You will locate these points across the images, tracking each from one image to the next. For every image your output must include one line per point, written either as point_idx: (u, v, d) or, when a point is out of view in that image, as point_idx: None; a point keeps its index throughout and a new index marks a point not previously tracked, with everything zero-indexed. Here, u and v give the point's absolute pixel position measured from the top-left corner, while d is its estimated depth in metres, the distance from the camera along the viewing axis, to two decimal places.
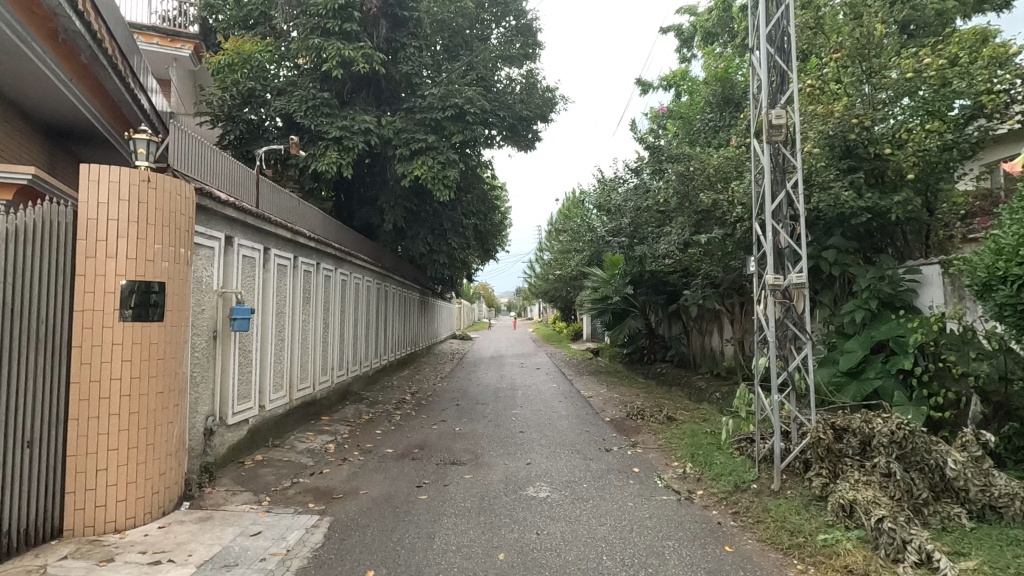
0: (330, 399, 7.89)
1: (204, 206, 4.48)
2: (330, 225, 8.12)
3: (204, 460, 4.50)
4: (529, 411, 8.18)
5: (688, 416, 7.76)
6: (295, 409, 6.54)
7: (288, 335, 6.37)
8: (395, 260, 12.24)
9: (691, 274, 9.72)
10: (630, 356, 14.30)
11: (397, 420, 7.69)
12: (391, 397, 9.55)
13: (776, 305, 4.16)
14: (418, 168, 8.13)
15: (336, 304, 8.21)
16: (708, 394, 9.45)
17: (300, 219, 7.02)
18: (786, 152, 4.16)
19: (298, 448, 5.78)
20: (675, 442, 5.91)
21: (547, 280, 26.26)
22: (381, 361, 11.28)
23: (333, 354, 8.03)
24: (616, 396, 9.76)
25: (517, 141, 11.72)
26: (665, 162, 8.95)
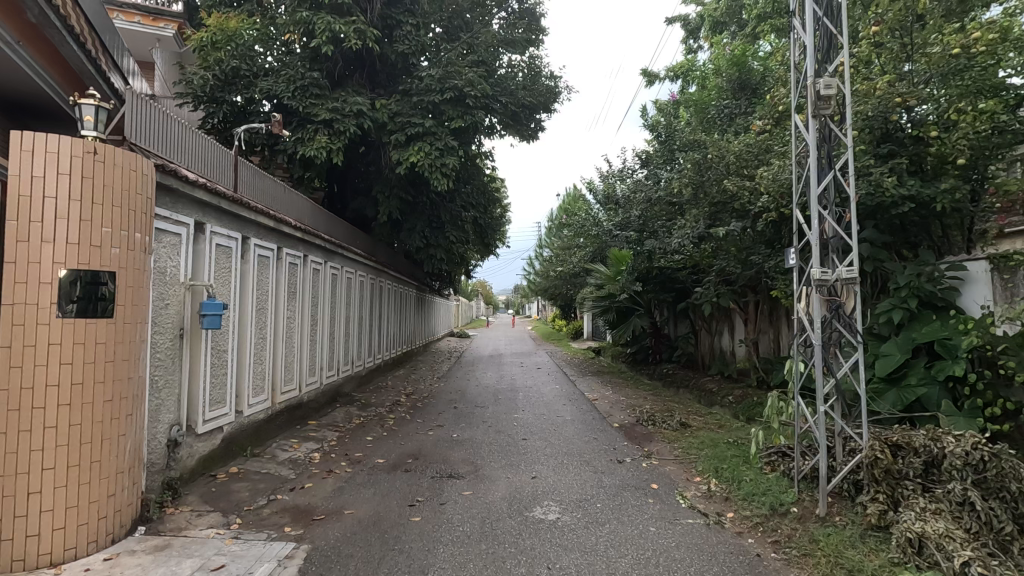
0: (318, 402, 7.34)
1: (167, 185, 3.92)
2: (319, 215, 7.57)
3: (167, 476, 3.95)
4: (531, 416, 7.65)
5: (702, 423, 7.23)
6: (277, 413, 5.98)
7: (271, 333, 5.82)
8: (390, 254, 11.70)
9: (703, 271, 9.21)
10: (633, 356, 13.79)
11: (390, 425, 7.16)
12: (385, 399, 9.01)
13: (822, 302, 3.61)
14: (414, 155, 7.60)
15: (325, 300, 7.66)
16: (719, 397, 8.93)
17: (285, 207, 6.47)
18: (834, 128, 3.63)
19: (279, 457, 5.24)
20: (694, 453, 5.37)
21: (546, 278, 25.72)
22: (375, 360, 10.73)
23: (321, 354, 7.47)
24: (622, 399, 9.23)
25: (518, 130, 11.18)
26: (677, 151, 8.42)
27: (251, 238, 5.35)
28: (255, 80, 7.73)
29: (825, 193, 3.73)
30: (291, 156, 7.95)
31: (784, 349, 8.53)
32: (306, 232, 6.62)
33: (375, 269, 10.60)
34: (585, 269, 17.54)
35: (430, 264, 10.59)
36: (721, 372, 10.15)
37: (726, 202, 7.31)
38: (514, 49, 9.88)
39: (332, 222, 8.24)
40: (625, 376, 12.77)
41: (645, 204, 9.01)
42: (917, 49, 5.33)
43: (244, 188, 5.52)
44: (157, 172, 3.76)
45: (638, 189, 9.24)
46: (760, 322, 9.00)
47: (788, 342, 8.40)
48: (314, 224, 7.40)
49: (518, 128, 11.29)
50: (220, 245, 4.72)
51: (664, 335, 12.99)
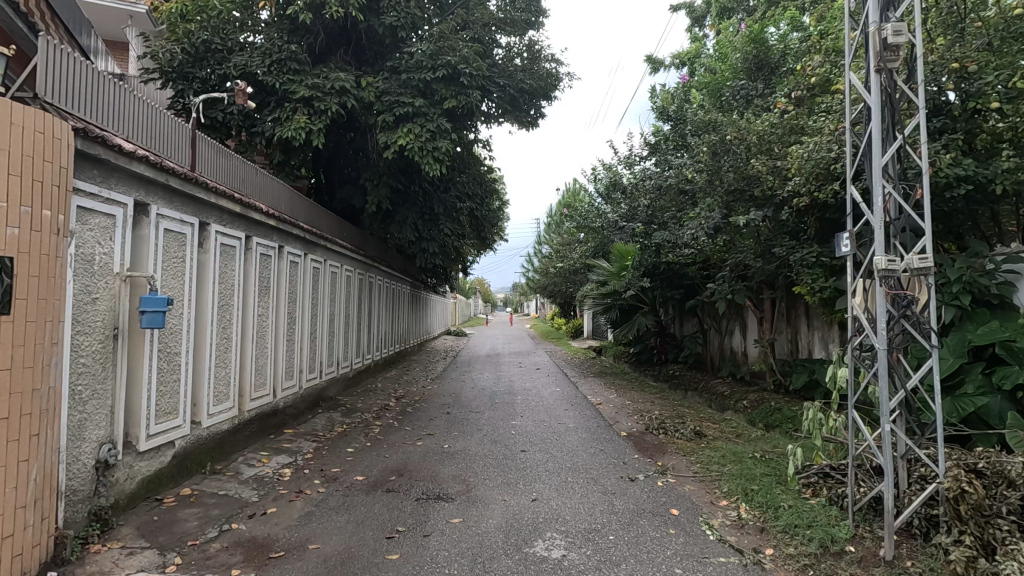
0: (296, 408, 6.68)
1: (94, 156, 3.26)
2: (298, 203, 6.90)
3: (94, 505, 3.30)
4: (531, 423, 7.00)
5: (719, 432, 6.58)
6: (245, 423, 5.33)
7: (238, 332, 5.17)
8: (382, 248, 11.06)
9: (716, 265, 8.58)
10: (638, 356, 13.23)
11: (375, 433, 6.51)
12: (372, 403, 8.36)
13: (887, 297, 2.96)
14: (403, 137, 6.98)
15: (305, 296, 7.00)
16: (732, 402, 8.33)
17: (256, 191, 5.81)
18: (902, 85, 2.97)
19: (243, 475, 4.59)
20: (717, 470, 4.72)
21: (546, 275, 25.06)
22: (365, 361, 10.08)
23: (300, 354, 6.82)
24: (629, 403, 8.61)
25: (518, 117, 10.60)
26: (689, 136, 7.78)
27: (212, 223, 4.69)
28: (228, 56, 7.08)
29: (889, 164, 3.08)
30: (270, 138, 7.29)
31: (802, 350, 7.92)
32: (281, 220, 5.96)
33: (365, 263, 9.95)
34: (587, 265, 16.88)
35: (423, 259, 9.93)
36: (732, 374, 9.62)
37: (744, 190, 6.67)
38: (512, 30, 9.23)
39: (312, 209, 7.57)
40: (629, 377, 12.15)
41: (654, 193, 8.34)
42: (968, 11, 4.71)
43: (205, 169, 4.85)
44: (77, 138, 3.09)
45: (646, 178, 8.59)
46: (776, 321, 8.41)
47: (807, 342, 7.79)
48: (292, 212, 6.74)
49: (517, 116, 10.63)
50: (170, 230, 4.06)
51: (670, 334, 12.37)
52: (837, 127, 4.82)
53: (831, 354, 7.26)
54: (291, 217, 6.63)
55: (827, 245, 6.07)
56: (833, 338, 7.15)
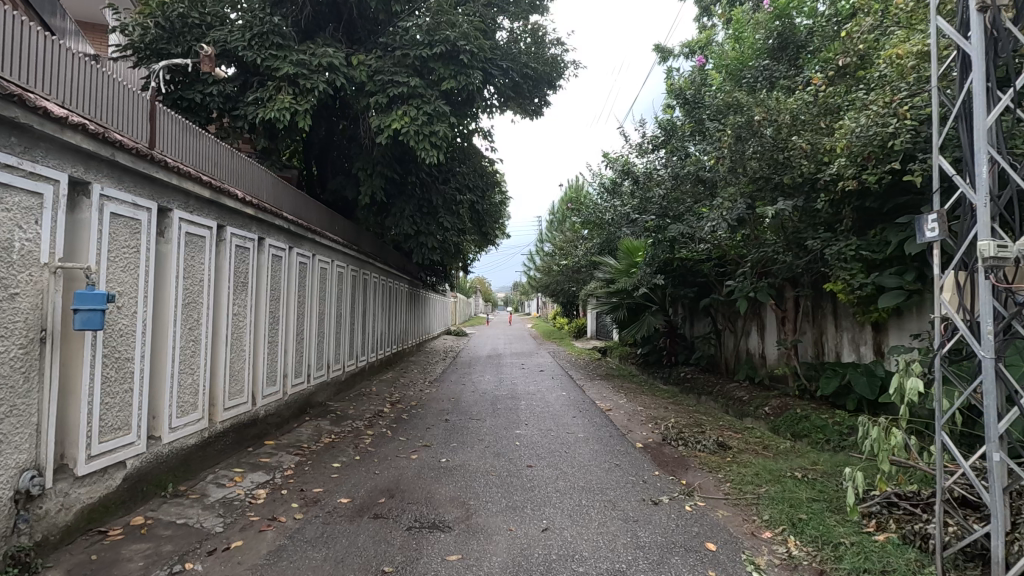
0: (279, 417, 6.09)
1: (11, 119, 2.66)
2: (282, 191, 6.31)
3: (13, 545, 2.71)
4: (536, 432, 6.42)
5: (744, 444, 5.98)
6: (217, 436, 4.74)
7: (208, 334, 4.57)
8: (377, 244, 10.48)
9: (735, 260, 8.01)
10: (647, 357, 12.65)
11: (366, 444, 5.93)
12: (365, 409, 7.78)
13: (993, 292, 2.37)
14: (397, 120, 6.44)
15: (291, 294, 6.42)
16: (752, 408, 7.76)
17: (233, 176, 5.22)
18: (1011, 27, 2.38)
19: (209, 497, 3.99)
20: (752, 493, 4.12)
21: (548, 274, 24.47)
22: (358, 363, 9.51)
23: (284, 357, 6.24)
24: (640, 409, 8.02)
25: (523, 106, 10.10)
26: (707, 120, 7.21)
27: (176, 209, 4.09)
28: (207, 31, 6.52)
29: (993, 126, 2.48)
30: (252, 122, 6.71)
31: (828, 353, 7.34)
32: (262, 209, 5.37)
33: (359, 259, 9.37)
34: (591, 263, 16.33)
35: (420, 255, 9.35)
36: (750, 378, 9.04)
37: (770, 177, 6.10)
38: (515, 10, 8.61)
39: (300, 200, 6.99)
40: (637, 380, 11.56)
41: (667, 184, 7.77)
42: None
43: (169, 147, 4.25)
44: None
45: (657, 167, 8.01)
46: (799, 321, 7.84)
47: (835, 344, 7.21)
48: (275, 202, 6.15)
49: (521, 104, 10.03)
50: (118, 215, 3.46)
51: (680, 334, 11.80)
52: (889, 100, 4.24)
53: (862, 357, 6.68)
54: (275, 207, 6.05)
55: (865, 236, 5.48)
56: (866, 339, 6.57)
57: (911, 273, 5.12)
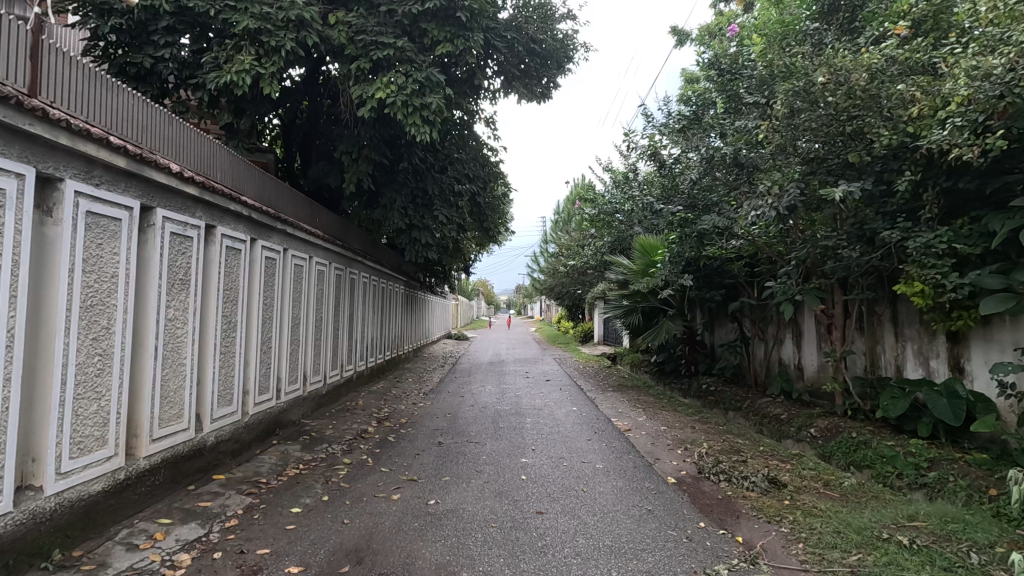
0: (237, 444, 5.06)
1: None
2: (244, 171, 5.28)
3: None
4: (546, 462, 5.36)
5: (799, 478, 4.94)
6: (140, 476, 3.70)
7: (125, 346, 3.52)
8: (368, 240, 9.46)
9: (774, 257, 6.96)
10: (663, 366, 11.61)
11: (341, 477, 4.89)
12: (347, 428, 6.76)
13: None
14: (382, 89, 5.50)
15: (253, 296, 5.39)
16: (794, 430, 6.71)
17: (174, 147, 4.19)
18: None
19: (106, 569, 2.96)
20: (841, 566, 3.07)
21: (553, 275, 23.38)
22: (344, 374, 8.47)
23: (243, 371, 5.18)
24: (665, 430, 6.97)
25: (530, 85, 9.12)
26: (745, 91, 6.18)
27: (72, 179, 3.07)
28: None
29: None
30: (212, 91, 5.73)
31: (885, 366, 6.29)
32: (212, 189, 4.35)
33: (345, 256, 8.35)
34: (602, 263, 15.25)
35: (413, 252, 8.33)
36: (785, 392, 8.00)
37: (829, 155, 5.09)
38: None
39: (271, 185, 5.97)
40: (654, 392, 10.51)
41: (696, 169, 6.74)
42: None
43: (67, 99, 3.21)
44: None
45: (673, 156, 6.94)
46: (848, 329, 6.81)
47: (894, 355, 6.16)
48: (235, 184, 5.13)
49: (526, 84, 9.04)
50: None
51: (700, 341, 10.76)
52: None
53: (933, 373, 5.63)
54: (234, 190, 5.03)
55: (951, 227, 4.47)
56: (938, 352, 5.52)
57: (1019, 272, 4.09)
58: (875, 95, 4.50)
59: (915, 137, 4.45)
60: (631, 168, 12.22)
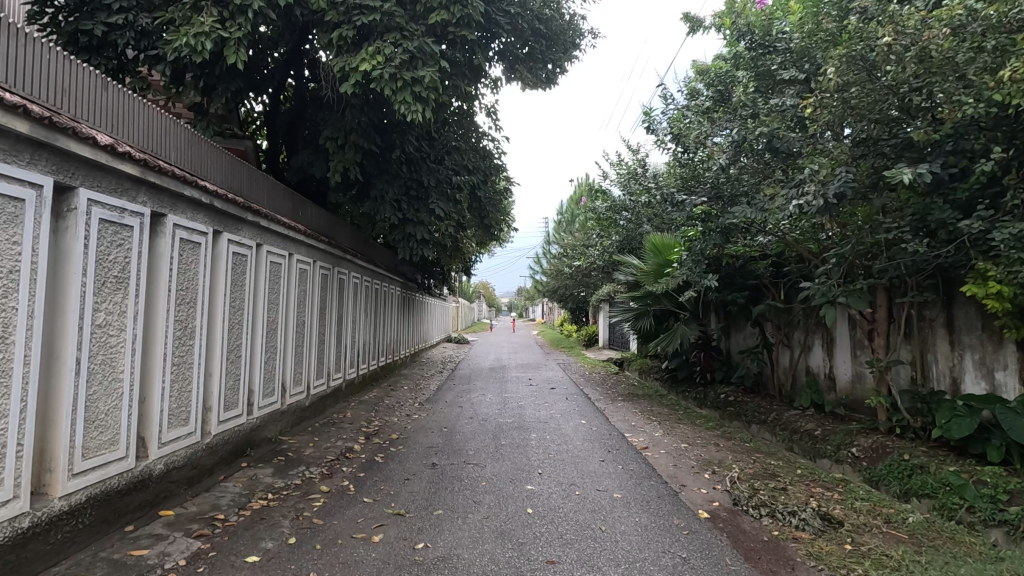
0: (194, 470, 4.33)
1: None
2: (206, 153, 4.58)
3: None
4: (555, 491, 4.63)
5: (853, 512, 4.21)
6: (54, 522, 2.96)
7: (29, 362, 2.79)
8: (360, 238, 8.76)
9: (808, 254, 6.25)
10: (676, 374, 10.88)
11: (315, 510, 4.17)
12: (330, 446, 6.02)
13: None
14: (367, 60, 4.85)
15: (218, 298, 4.66)
16: (832, 449, 5.98)
17: (109, 117, 3.48)
18: None
19: None
20: None
21: (557, 277, 22.71)
22: (330, 383, 7.73)
23: (202, 386, 4.45)
24: (686, 449, 6.24)
25: (534, 68, 8.45)
26: (779, 67, 5.48)
27: None
28: None
29: None
30: (174, 61, 5.14)
31: (937, 377, 5.56)
32: (158, 169, 3.63)
33: (332, 254, 7.63)
34: (609, 264, 14.54)
35: (406, 250, 7.61)
36: (816, 405, 7.26)
37: (870, 130, 4.47)
38: None
39: (242, 172, 5.26)
40: (667, 402, 9.77)
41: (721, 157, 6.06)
42: None
43: None
44: None
45: (694, 142, 6.31)
46: (891, 335, 6.08)
47: (948, 365, 5.43)
48: (194, 168, 4.41)
49: (529, 68, 8.34)
50: None
51: (715, 347, 10.02)
52: None
53: (999, 387, 4.91)
54: (193, 174, 4.32)
55: None
56: (1006, 363, 4.79)
57: None
58: (938, 58, 3.84)
59: (988, 107, 3.78)
60: (641, 164, 11.56)
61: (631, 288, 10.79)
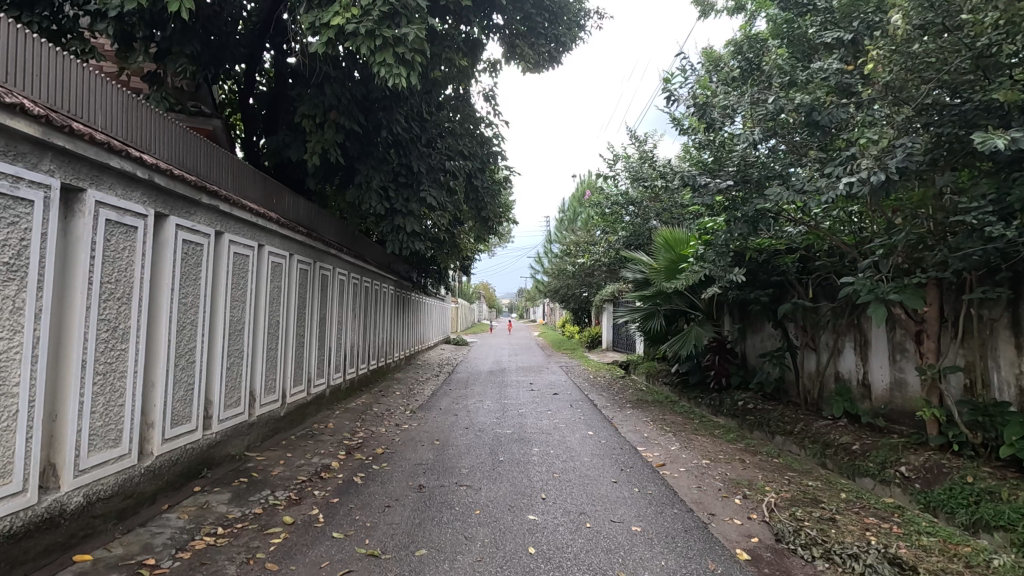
0: (128, 500, 3.61)
1: None
2: (148, 122, 3.87)
3: None
4: (560, 523, 3.90)
5: (921, 552, 3.49)
6: None
7: None
8: (346, 232, 8.03)
9: (845, 246, 5.55)
10: (687, 379, 10.15)
11: (272, 548, 3.45)
12: (303, 463, 5.29)
13: None
14: (341, 15, 4.24)
15: (162, 294, 3.93)
16: (874, 466, 5.24)
17: (2, 63, 2.77)
18: None
19: None
20: None
21: (558, 277, 22.02)
22: (309, 391, 6.99)
23: (139, 399, 3.71)
24: (708, 466, 5.52)
25: (532, 44, 7.69)
26: (818, 29, 4.77)
27: None
28: None
29: None
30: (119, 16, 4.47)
31: (999, 387, 4.82)
32: (67, 129, 2.91)
33: (313, 247, 6.90)
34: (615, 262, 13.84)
35: (394, 243, 6.90)
36: (849, 415, 6.52)
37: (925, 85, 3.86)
38: None
39: (198, 148, 4.53)
40: (679, 409, 9.04)
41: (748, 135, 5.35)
42: None
43: None
44: None
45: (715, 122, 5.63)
46: (942, 338, 5.33)
47: (1014, 372, 4.71)
48: (130, 137, 3.70)
49: (530, 44, 7.68)
50: None
51: (730, 349, 9.29)
52: None
53: None
54: (127, 144, 3.59)
55: None
56: None
57: None
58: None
59: None
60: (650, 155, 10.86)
61: (639, 287, 10.04)
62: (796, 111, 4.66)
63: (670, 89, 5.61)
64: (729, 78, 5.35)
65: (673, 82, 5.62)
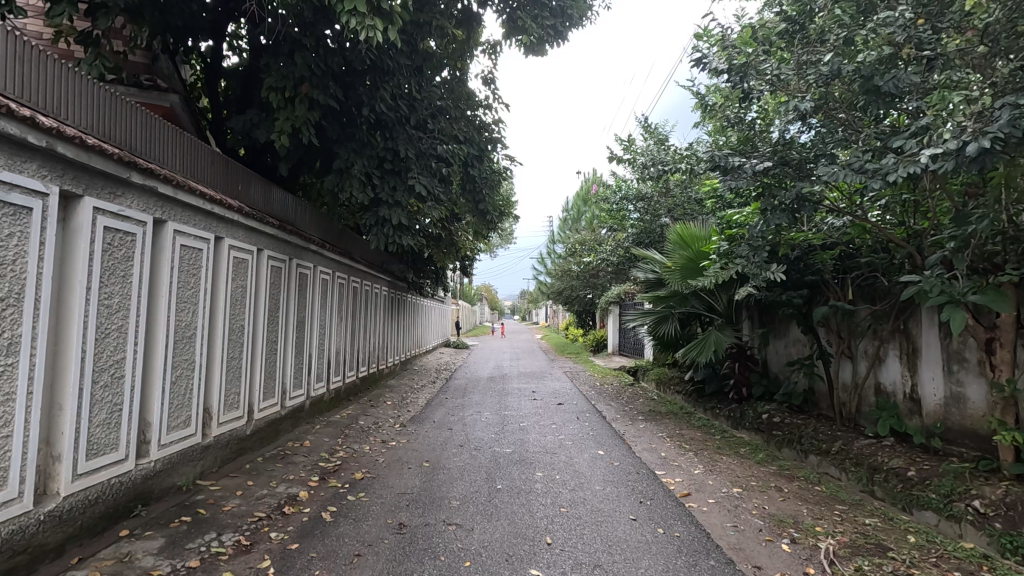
0: (20, 558, 2.82)
1: None
2: (54, 78, 3.10)
3: None
4: None
5: None
6: None
7: None
8: (328, 226, 7.22)
9: (900, 239, 4.75)
10: (704, 388, 9.32)
11: None
12: (266, 493, 4.49)
13: None
14: None
15: (73, 293, 3.15)
16: (938, 498, 4.43)
17: None
18: None
19: None
20: None
21: (562, 278, 21.15)
22: (283, 403, 6.19)
23: (35, 429, 2.91)
24: (741, 496, 4.70)
25: (535, 15, 6.89)
26: None
27: None
28: None
29: None
30: None
31: None
32: None
33: (287, 242, 6.10)
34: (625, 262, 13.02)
35: (379, 237, 6.12)
36: (896, 433, 5.71)
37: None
38: None
39: (132, 118, 3.74)
40: (697, 422, 8.21)
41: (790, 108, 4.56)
42: None
43: None
44: None
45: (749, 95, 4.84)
46: (1017, 346, 4.52)
47: None
48: (29, 98, 2.93)
49: (534, 16, 6.90)
50: None
51: (752, 356, 8.45)
52: None
53: None
54: (20, 104, 2.82)
55: None
56: None
57: None
58: None
59: None
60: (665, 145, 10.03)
61: (652, 288, 9.22)
62: (855, 73, 3.88)
63: (700, 51, 4.82)
64: (769, 40, 4.57)
65: (704, 43, 4.83)
